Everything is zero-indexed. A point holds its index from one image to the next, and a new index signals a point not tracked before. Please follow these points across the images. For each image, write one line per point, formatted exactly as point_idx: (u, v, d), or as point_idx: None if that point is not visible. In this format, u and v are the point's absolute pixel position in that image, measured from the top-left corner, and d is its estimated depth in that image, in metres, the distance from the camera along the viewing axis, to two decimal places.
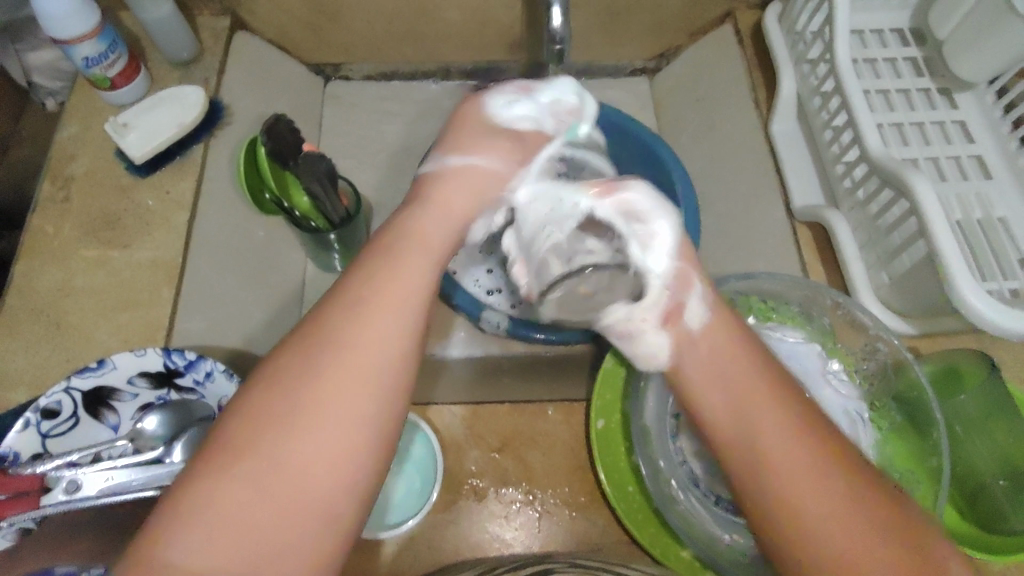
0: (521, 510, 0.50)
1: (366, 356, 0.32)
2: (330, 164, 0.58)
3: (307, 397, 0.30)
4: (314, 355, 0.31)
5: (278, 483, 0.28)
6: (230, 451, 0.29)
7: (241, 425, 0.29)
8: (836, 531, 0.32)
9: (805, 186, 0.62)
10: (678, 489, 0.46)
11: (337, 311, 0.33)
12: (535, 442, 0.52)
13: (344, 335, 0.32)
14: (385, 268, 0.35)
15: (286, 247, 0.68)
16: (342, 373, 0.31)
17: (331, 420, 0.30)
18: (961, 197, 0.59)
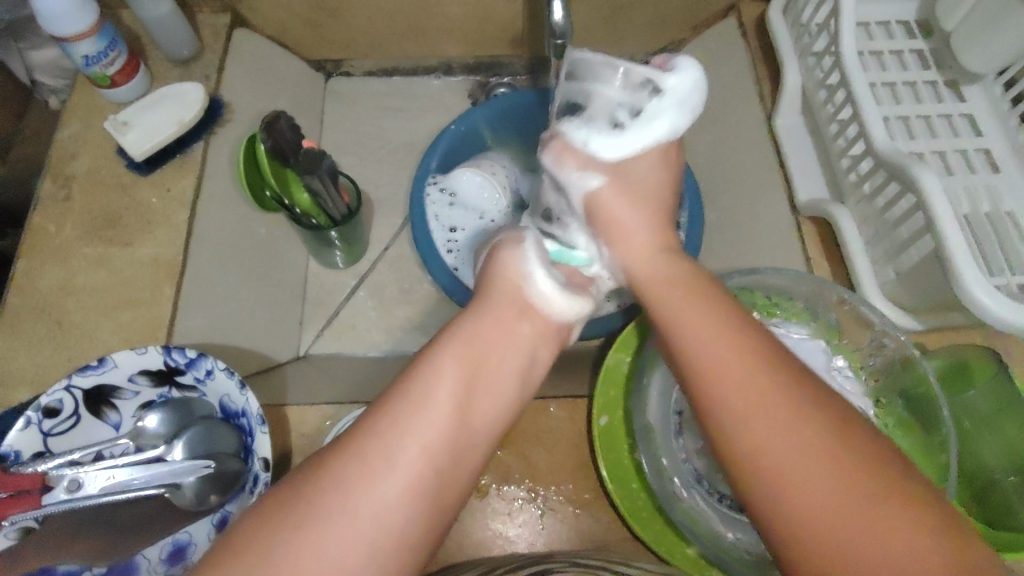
0: (524, 508, 0.50)
1: (404, 474, 0.35)
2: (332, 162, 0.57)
3: (349, 508, 0.33)
4: (353, 475, 0.34)
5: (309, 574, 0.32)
6: (256, 531, 0.33)
7: (281, 531, 0.32)
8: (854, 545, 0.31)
9: (811, 180, 0.62)
10: (683, 487, 0.46)
11: (377, 429, 0.36)
12: (538, 439, 0.52)
13: (379, 456, 0.35)
14: (420, 393, 0.37)
15: (287, 245, 0.68)
16: (381, 488, 0.34)
17: (366, 530, 0.33)
18: (968, 191, 0.59)
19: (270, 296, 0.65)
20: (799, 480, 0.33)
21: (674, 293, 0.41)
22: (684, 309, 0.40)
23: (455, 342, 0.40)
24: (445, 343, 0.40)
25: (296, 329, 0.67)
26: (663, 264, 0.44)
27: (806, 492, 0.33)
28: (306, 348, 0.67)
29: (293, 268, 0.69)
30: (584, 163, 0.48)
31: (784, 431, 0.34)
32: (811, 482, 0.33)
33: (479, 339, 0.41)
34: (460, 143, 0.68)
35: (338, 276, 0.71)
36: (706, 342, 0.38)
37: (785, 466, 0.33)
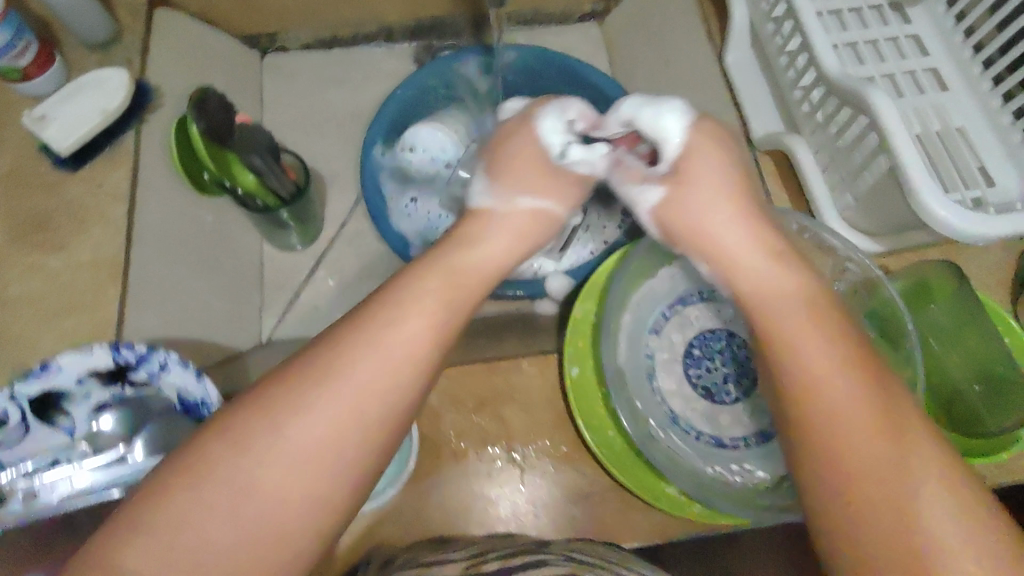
0: (505, 469, 0.49)
1: (341, 424, 0.32)
2: (264, 137, 0.55)
3: (289, 431, 0.31)
4: (272, 417, 0.31)
5: (282, 462, 0.31)
6: (248, 405, 0.32)
7: (196, 465, 0.30)
8: (841, 424, 0.32)
9: (764, 117, 0.61)
10: (659, 429, 0.45)
11: (318, 369, 0.33)
12: (513, 398, 0.51)
13: (305, 401, 0.32)
14: (360, 336, 0.34)
15: (241, 229, 0.65)
16: (308, 428, 0.32)
17: (286, 476, 0.31)
18: (918, 110, 0.59)
19: (227, 285, 0.62)
20: (850, 443, 0.31)
21: (699, 213, 0.43)
22: (729, 225, 0.42)
23: (424, 278, 0.38)
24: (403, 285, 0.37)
25: (256, 314, 0.64)
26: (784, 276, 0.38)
27: (834, 451, 0.32)
28: (270, 333, 0.64)
29: (248, 251, 0.65)
30: (643, 178, 0.46)
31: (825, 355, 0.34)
32: (843, 451, 0.32)
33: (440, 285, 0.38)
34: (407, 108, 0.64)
35: (295, 257, 0.67)
36: (736, 239, 0.41)
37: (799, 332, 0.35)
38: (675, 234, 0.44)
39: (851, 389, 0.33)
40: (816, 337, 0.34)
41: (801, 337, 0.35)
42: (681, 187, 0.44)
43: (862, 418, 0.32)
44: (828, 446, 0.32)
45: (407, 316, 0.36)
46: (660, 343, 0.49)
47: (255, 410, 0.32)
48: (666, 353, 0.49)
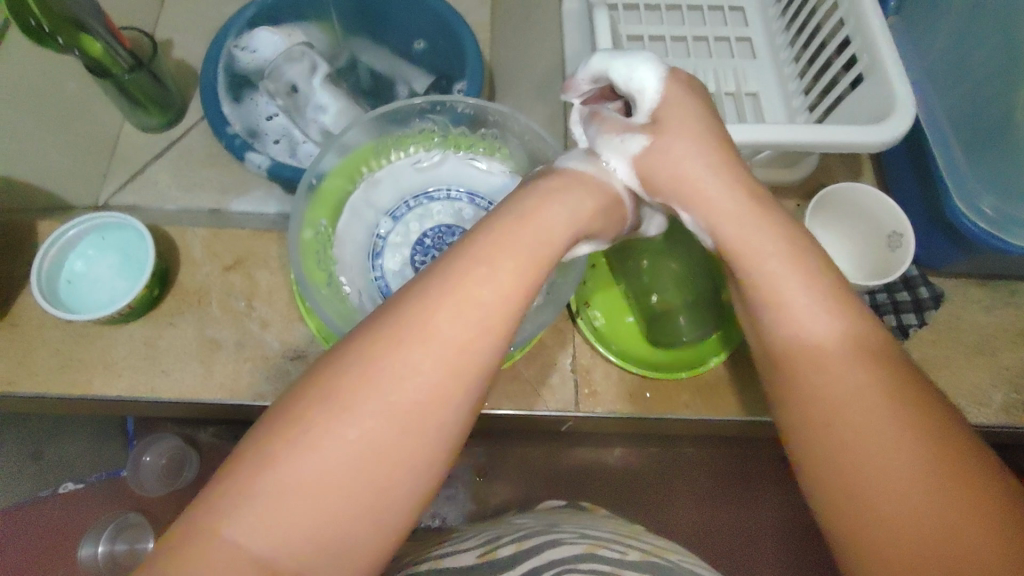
0: (241, 320, 0.53)
1: (398, 390, 0.29)
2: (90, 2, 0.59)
3: (330, 449, 0.28)
4: (353, 381, 0.29)
5: (343, 483, 0.27)
6: (277, 415, 0.28)
7: (253, 467, 0.27)
8: (922, 513, 0.28)
9: (578, 58, 0.65)
10: (348, 284, 0.51)
11: (373, 344, 0.30)
12: (264, 262, 0.55)
13: (380, 373, 0.29)
14: (432, 300, 0.31)
15: (98, 102, 0.71)
16: (389, 401, 0.29)
17: (360, 479, 0.28)
18: (718, 71, 0.63)
19: (72, 145, 0.68)
20: (895, 496, 0.29)
21: (741, 218, 0.39)
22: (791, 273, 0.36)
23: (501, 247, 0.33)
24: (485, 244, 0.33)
25: (98, 180, 0.70)
26: (821, 321, 0.34)
27: (884, 530, 0.29)
28: (106, 198, 0.69)
29: (103, 125, 0.72)
30: (622, 129, 0.42)
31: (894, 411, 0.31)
32: (926, 527, 0.28)
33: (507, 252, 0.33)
34: (268, 14, 0.69)
35: (150, 138, 0.73)
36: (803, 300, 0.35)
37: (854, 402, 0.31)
38: (657, 185, 0.41)
39: (919, 488, 0.29)
40: (871, 379, 0.32)
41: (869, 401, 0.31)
42: (663, 138, 0.41)
43: (938, 481, 0.29)
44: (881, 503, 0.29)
45: (456, 299, 0.31)
46: (392, 228, 0.54)
47: (318, 395, 0.29)
48: (394, 237, 0.54)
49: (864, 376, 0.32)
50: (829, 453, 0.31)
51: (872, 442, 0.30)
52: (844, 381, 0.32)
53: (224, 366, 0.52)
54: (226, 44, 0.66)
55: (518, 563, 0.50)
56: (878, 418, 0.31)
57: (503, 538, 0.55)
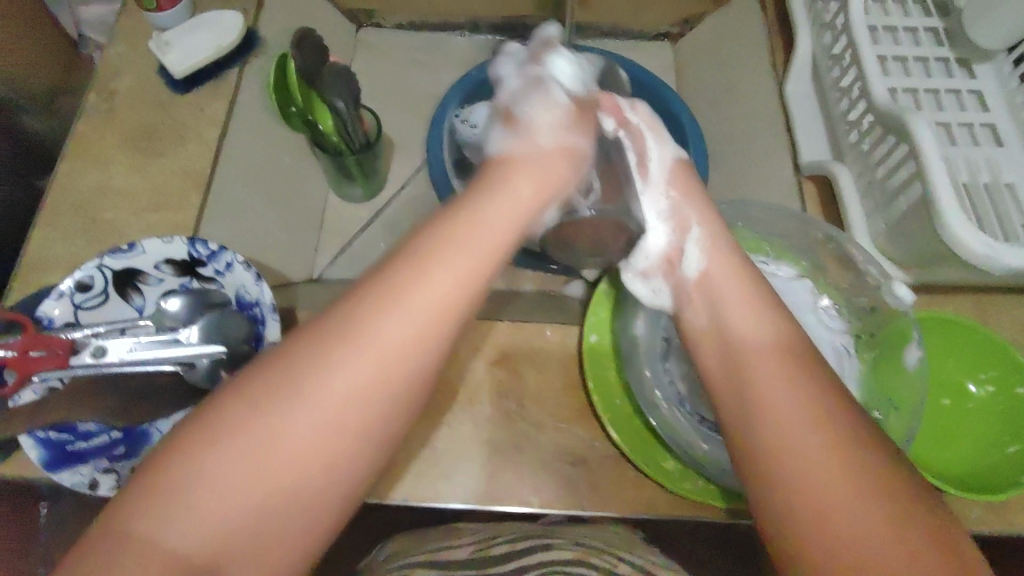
0: (513, 421, 0.53)
1: (307, 415, 0.31)
2: (348, 79, 0.57)
3: (227, 470, 0.30)
4: (288, 378, 0.32)
5: (241, 504, 0.29)
6: (192, 429, 0.31)
7: (186, 453, 0.30)
8: (860, 547, 0.30)
9: (813, 144, 0.64)
10: (664, 401, 0.51)
11: (318, 347, 0.33)
12: (531, 358, 0.56)
13: (275, 407, 0.31)
14: (338, 335, 0.33)
15: (309, 174, 0.71)
16: (325, 399, 0.32)
17: (262, 493, 0.30)
18: (969, 160, 0.60)
19: (290, 220, 0.68)
20: (828, 529, 0.31)
21: (721, 287, 0.43)
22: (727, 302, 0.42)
23: (428, 268, 0.36)
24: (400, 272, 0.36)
25: (311, 253, 0.70)
26: (767, 330, 0.40)
27: (839, 525, 0.30)
28: (320, 272, 0.70)
29: (313, 196, 0.72)
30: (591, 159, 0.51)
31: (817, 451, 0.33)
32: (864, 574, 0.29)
33: (439, 293, 0.36)
34: (482, 89, 0.69)
35: (355, 210, 0.73)
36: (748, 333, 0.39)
37: (775, 445, 0.34)
38: (676, 230, 0.48)
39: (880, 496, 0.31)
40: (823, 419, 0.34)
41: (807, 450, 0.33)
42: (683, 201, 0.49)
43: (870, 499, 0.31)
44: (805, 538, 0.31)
45: (363, 344, 0.33)
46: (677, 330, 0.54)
47: (266, 385, 0.32)
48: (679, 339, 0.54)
49: (832, 415, 0.34)
50: (771, 440, 0.35)
51: (801, 474, 0.33)
52: (794, 395, 0.36)
53: (504, 470, 0.52)
54: (448, 113, 0.67)
55: (507, 562, 0.50)
56: (816, 454, 0.33)
57: (498, 535, 0.53)
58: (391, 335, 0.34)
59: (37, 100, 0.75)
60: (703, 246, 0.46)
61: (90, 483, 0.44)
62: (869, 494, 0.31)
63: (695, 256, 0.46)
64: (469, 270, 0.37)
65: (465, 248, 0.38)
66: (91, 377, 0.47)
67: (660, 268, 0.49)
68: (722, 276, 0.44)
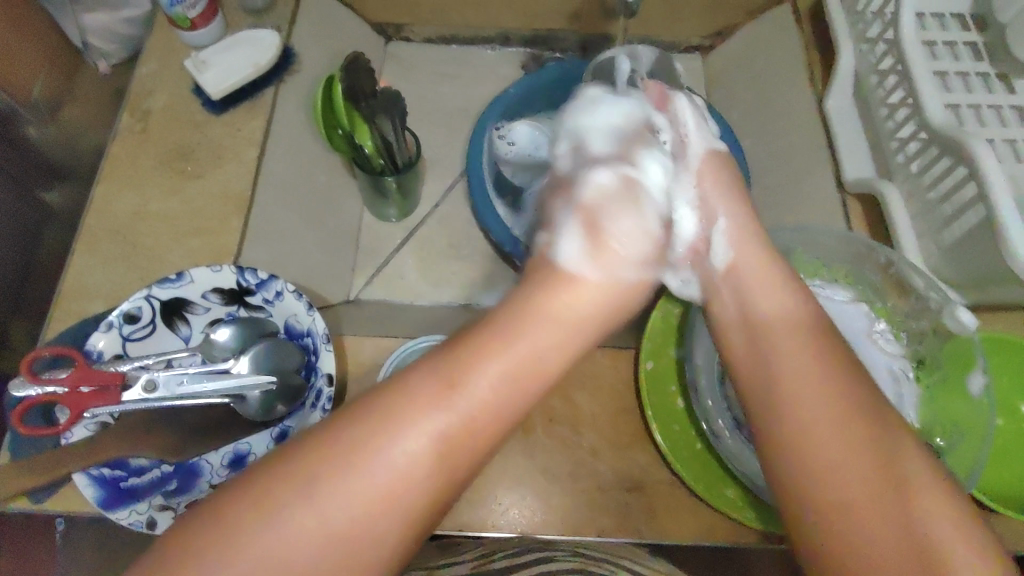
0: (566, 448, 0.53)
1: (370, 483, 0.32)
2: (398, 104, 0.56)
3: (286, 531, 0.30)
4: (383, 430, 0.33)
5: (299, 574, 0.29)
6: (252, 488, 0.31)
7: (244, 509, 0.30)
8: (864, 529, 0.32)
9: (858, 161, 0.63)
10: (725, 428, 0.48)
11: (405, 400, 0.34)
12: (583, 383, 0.55)
13: (343, 467, 0.32)
14: (400, 406, 0.34)
15: (344, 193, 0.70)
16: (406, 449, 0.33)
17: (325, 558, 0.30)
18: (1018, 178, 0.58)
19: (326, 241, 0.67)
20: (844, 512, 0.33)
21: (749, 273, 0.45)
22: (755, 289, 0.44)
23: (481, 361, 0.36)
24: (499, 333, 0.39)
25: (347, 274, 0.69)
26: (777, 304, 0.43)
27: (864, 531, 0.32)
28: (356, 293, 0.69)
29: (347, 216, 0.71)
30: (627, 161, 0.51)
31: (836, 435, 0.35)
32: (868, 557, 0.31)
33: (488, 366, 0.37)
34: (519, 105, 0.69)
35: (389, 229, 0.72)
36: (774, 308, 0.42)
37: (805, 436, 0.36)
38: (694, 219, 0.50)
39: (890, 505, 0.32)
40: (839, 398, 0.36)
41: (825, 433, 0.35)
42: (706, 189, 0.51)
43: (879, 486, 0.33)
44: (835, 528, 0.33)
45: (430, 413, 0.34)
46: None
47: (352, 431, 0.33)
48: None
49: (834, 398, 0.36)
50: (794, 430, 0.36)
51: (817, 458, 0.35)
52: (813, 374, 0.37)
53: (560, 498, 0.51)
54: (488, 127, 0.66)
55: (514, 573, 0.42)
56: (832, 441, 0.35)
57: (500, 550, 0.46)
58: (459, 408, 0.35)
59: (37, 109, 0.66)
60: (731, 233, 0.48)
61: (145, 523, 0.43)
62: (875, 476, 0.33)
63: (724, 248, 0.47)
64: (567, 328, 0.41)
65: (539, 321, 0.40)
66: (143, 411, 0.46)
67: (685, 260, 0.49)
68: (750, 258, 0.46)
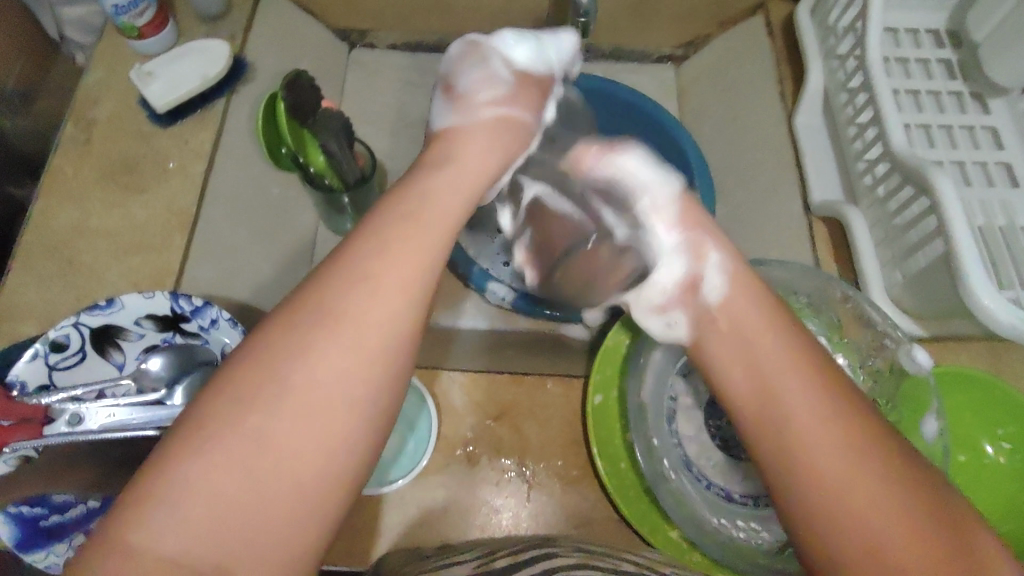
0: (512, 480, 0.51)
1: (305, 395, 0.28)
2: (341, 120, 0.57)
3: (220, 462, 0.26)
4: (268, 375, 0.28)
5: (241, 500, 0.26)
6: (181, 433, 0.27)
7: (175, 453, 0.26)
8: (852, 514, 0.29)
9: (823, 182, 0.61)
10: (671, 469, 0.47)
11: (316, 315, 0.29)
12: (532, 414, 0.54)
13: (274, 377, 0.28)
14: (337, 295, 0.30)
15: (300, 207, 0.68)
16: (301, 389, 0.28)
17: (274, 476, 0.26)
18: (984, 203, 0.56)
19: (280, 257, 0.65)
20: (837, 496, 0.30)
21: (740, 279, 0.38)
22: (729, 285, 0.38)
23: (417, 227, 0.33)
24: (364, 252, 0.31)
25: None
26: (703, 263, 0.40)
27: (860, 524, 0.29)
28: None
29: (303, 231, 0.69)
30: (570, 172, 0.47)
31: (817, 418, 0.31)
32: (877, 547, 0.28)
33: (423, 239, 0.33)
34: None
35: None
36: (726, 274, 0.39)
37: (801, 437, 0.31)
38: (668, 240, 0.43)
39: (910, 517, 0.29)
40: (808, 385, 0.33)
41: (808, 421, 0.31)
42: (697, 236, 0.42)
43: (873, 474, 0.30)
44: (830, 521, 0.29)
45: (361, 293, 0.30)
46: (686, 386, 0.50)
47: (268, 356, 0.28)
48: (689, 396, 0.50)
49: (801, 373, 0.33)
50: (785, 429, 0.32)
51: (809, 450, 0.31)
52: (770, 355, 0.34)
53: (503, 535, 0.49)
54: None
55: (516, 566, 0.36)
56: (815, 433, 0.31)
57: (506, 547, 0.41)
58: (384, 297, 0.30)
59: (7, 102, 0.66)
60: (724, 264, 0.39)
61: (63, 565, 0.43)
62: (869, 457, 0.30)
63: (717, 284, 0.39)
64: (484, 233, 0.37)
65: (443, 220, 0.34)
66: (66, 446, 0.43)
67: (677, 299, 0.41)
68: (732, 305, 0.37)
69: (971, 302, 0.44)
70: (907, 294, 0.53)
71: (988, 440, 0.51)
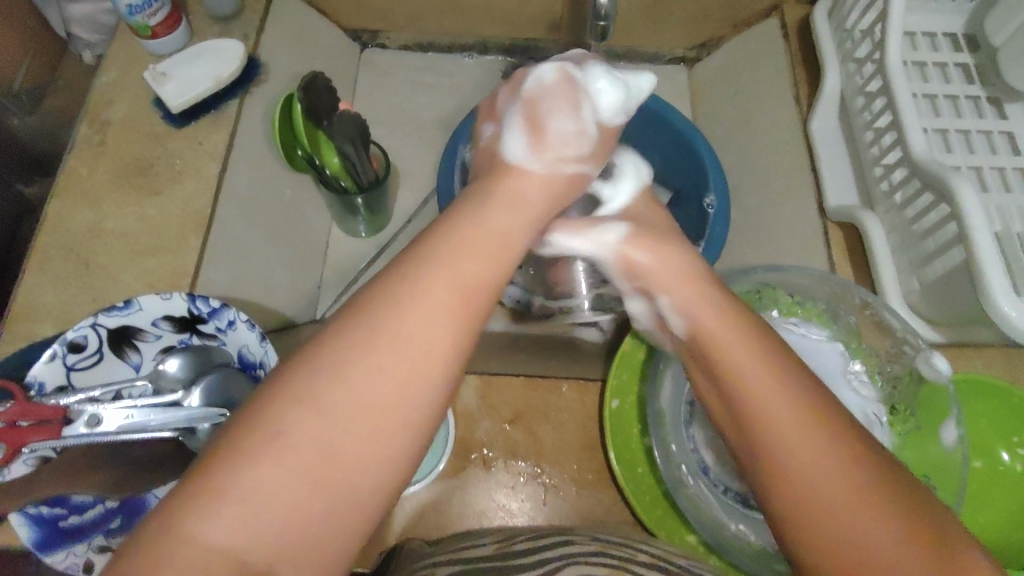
0: (527, 484, 0.51)
1: (359, 400, 0.28)
2: (355, 121, 0.56)
3: (277, 464, 0.26)
4: (331, 376, 0.28)
5: (297, 500, 0.26)
6: (237, 433, 0.27)
7: (230, 454, 0.26)
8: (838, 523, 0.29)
9: (839, 187, 0.61)
10: (689, 474, 0.47)
11: (368, 322, 0.29)
12: (547, 417, 0.54)
13: (332, 379, 0.28)
14: (393, 303, 0.30)
15: (312, 208, 0.68)
16: (358, 392, 0.28)
17: (331, 480, 0.27)
18: (1002, 208, 0.56)
19: (292, 258, 0.65)
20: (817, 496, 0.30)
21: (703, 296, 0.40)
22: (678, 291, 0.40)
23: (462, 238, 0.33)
24: (418, 262, 0.32)
25: (315, 291, 0.67)
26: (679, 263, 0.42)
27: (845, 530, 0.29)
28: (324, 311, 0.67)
29: (316, 231, 0.69)
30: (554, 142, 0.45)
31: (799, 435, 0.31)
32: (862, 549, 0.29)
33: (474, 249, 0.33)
34: None
35: (359, 244, 0.71)
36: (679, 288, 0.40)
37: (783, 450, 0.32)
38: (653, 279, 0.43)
39: (895, 534, 0.29)
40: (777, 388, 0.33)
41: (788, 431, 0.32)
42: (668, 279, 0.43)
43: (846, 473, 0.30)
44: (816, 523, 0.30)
45: (417, 300, 0.30)
46: None
47: (322, 361, 0.28)
48: None
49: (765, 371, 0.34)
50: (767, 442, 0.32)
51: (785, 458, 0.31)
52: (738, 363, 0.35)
53: None
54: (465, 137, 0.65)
55: (533, 553, 0.37)
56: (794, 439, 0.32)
57: (520, 535, 0.41)
58: (440, 305, 0.31)
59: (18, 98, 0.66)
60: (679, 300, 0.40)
61: (83, 566, 0.44)
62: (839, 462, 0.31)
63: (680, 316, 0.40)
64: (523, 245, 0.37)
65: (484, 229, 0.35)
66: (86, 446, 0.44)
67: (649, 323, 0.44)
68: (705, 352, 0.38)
69: (992, 310, 0.44)
70: (924, 300, 0.53)
71: (1005, 450, 0.51)
